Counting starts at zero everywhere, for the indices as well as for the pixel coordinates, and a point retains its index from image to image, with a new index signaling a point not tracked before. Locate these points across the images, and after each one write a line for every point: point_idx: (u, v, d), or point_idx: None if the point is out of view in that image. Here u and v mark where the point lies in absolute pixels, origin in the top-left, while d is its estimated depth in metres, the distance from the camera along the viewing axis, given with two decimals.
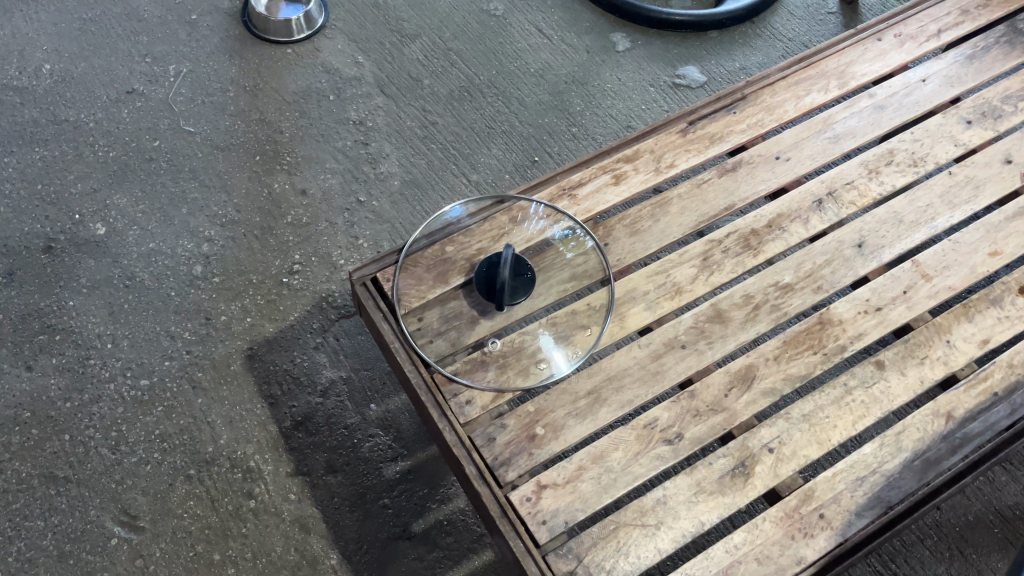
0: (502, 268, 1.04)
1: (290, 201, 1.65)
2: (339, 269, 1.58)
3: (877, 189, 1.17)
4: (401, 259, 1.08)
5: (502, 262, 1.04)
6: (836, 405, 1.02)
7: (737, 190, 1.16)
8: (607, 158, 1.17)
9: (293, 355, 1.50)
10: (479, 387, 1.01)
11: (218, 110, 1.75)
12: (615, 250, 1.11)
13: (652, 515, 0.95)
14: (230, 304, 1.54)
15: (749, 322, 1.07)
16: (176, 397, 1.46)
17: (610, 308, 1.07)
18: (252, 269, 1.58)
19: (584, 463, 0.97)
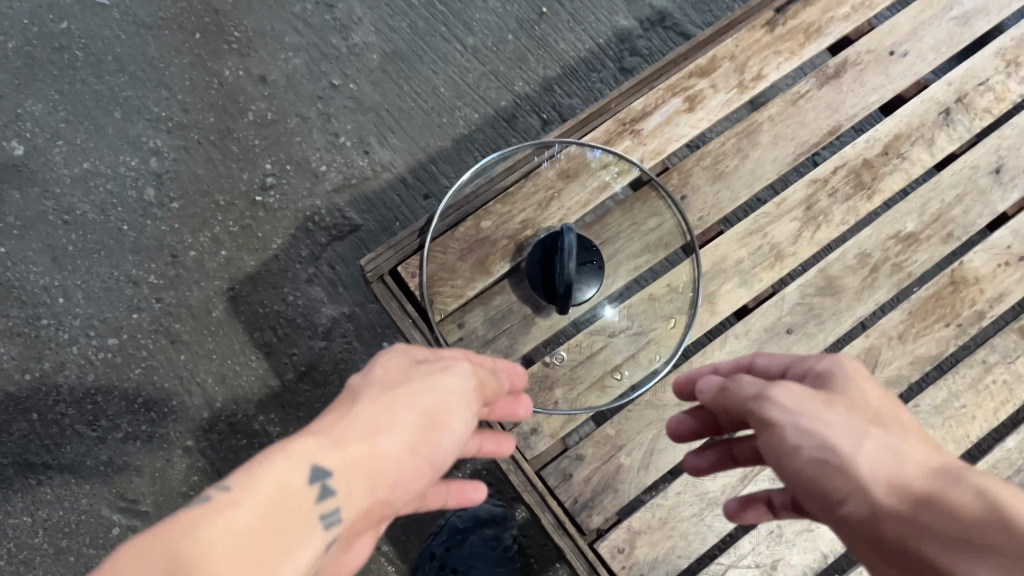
0: (566, 263, 0.77)
1: (248, 92, 1.33)
2: (323, 178, 1.31)
3: (1016, 90, 0.92)
4: (427, 249, 0.81)
5: (568, 253, 0.77)
6: (974, 391, 0.85)
7: (843, 105, 0.90)
8: (675, 73, 0.89)
9: (284, 293, 1.27)
10: (547, 411, 0.81)
11: None
12: (695, 205, 0.87)
13: (764, 551, 0.81)
14: (198, 235, 1.28)
15: (867, 291, 0.86)
16: (156, 356, 1.24)
17: (696, 286, 0.84)
18: (216, 187, 1.30)
19: (682, 495, 0.81)
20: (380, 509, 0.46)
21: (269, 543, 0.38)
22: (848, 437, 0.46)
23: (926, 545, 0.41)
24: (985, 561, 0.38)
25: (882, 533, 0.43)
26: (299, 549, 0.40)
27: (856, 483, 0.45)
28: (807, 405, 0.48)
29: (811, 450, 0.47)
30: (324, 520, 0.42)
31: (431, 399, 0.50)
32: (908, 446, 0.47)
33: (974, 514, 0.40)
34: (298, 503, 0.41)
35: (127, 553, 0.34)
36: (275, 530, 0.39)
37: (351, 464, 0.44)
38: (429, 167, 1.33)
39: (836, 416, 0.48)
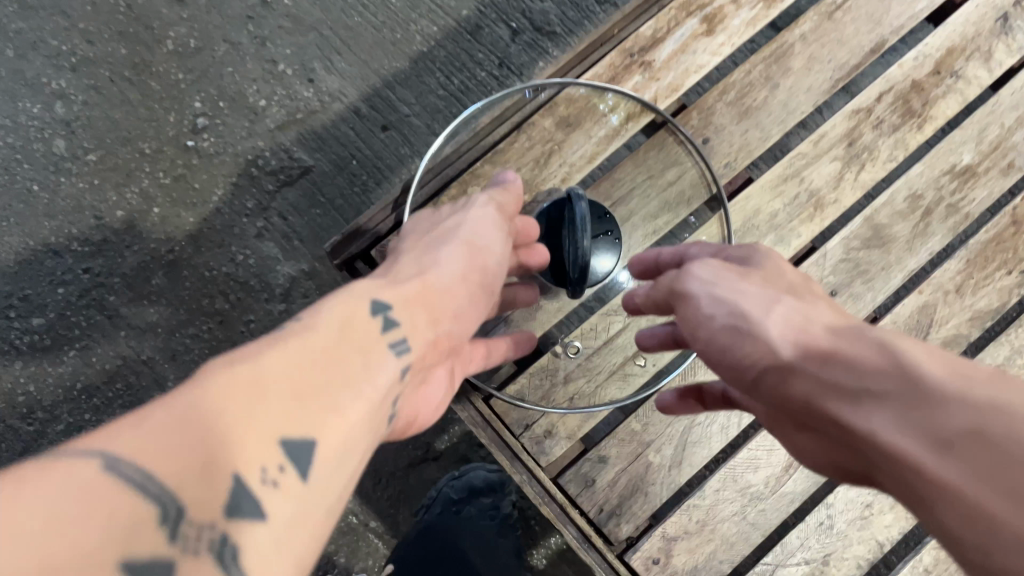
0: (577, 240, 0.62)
1: (163, 15, 1.00)
2: (263, 115, 0.98)
3: None
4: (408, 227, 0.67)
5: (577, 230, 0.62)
6: None
7: (887, 15, 0.75)
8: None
9: (231, 252, 0.97)
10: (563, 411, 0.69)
11: None
12: (720, 149, 0.73)
13: (815, 546, 0.71)
14: (123, 191, 0.98)
15: (919, 240, 0.74)
16: (91, 334, 0.97)
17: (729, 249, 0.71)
18: (139, 133, 0.99)
19: (721, 493, 0.71)
20: (441, 346, 0.49)
21: (342, 363, 0.39)
22: (758, 301, 0.45)
23: (830, 401, 0.39)
24: (883, 407, 0.36)
25: (791, 391, 0.42)
26: (372, 366, 0.41)
27: (764, 347, 0.43)
28: (722, 278, 0.48)
29: (724, 318, 0.46)
30: (394, 348, 0.43)
31: (458, 254, 0.54)
32: (818, 311, 0.45)
33: (871, 364, 0.38)
34: (364, 329, 0.42)
35: (223, 358, 0.36)
36: (350, 345, 0.41)
37: (403, 302, 0.47)
38: (384, 93, 0.98)
39: (751, 283, 0.47)
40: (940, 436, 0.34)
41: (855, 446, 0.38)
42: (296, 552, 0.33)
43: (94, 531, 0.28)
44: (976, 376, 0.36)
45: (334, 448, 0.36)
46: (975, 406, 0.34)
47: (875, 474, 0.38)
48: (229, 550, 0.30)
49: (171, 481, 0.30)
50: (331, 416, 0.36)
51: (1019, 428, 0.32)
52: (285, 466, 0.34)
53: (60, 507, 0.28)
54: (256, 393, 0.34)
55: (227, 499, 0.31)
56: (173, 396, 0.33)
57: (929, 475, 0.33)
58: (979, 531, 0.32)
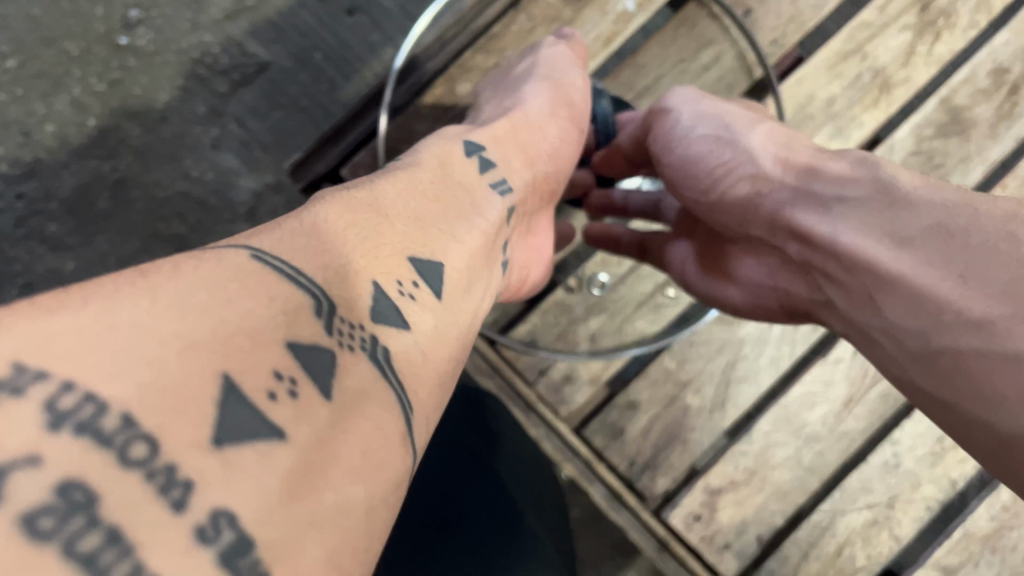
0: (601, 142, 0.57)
1: None
2: (208, 2, 0.78)
3: None
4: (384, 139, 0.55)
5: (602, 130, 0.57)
6: None
7: None
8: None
9: (184, 166, 0.78)
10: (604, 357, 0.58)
11: None
12: (766, 21, 0.60)
13: (878, 488, 0.61)
14: (52, 100, 0.77)
15: (1005, 123, 0.61)
16: (26, 271, 0.76)
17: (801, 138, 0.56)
18: (62, 31, 0.77)
19: (772, 436, 0.60)
20: (539, 186, 0.44)
21: (449, 196, 0.36)
22: (744, 123, 0.46)
23: (800, 214, 0.39)
24: (855, 212, 0.36)
25: (755, 206, 0.42)
26: (477, 199, 0.37)
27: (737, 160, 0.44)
28: (704, 99, 0.49)
29: (705, 132, 0.47)
30: (495, 184, 0.39)
31: (539, 93, 0.48)
32: (797, 135, 0.46)
33: (848, 176, 0.38)
34: (465, 165, 0.39)
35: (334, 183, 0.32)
36: (449, 179, 0.37)
37: (498, 141, 0.43)
38: None
39: (739, 111, 0.48)
40: (904, 236, 0.33)
41: (812, 253, 0.38)
42: (443, 365, 0.28)
43: (255, 310, 0.21)
44: (949, 185, 0.34)
45: (459, 271, 0.32)
46: (942, 205, 0.33)
47: (824, 283, 0.38)
48: (383, 353, 0.25)
49: (319, 275, 0.24)
50: (449, 245, 0.32)
51: (985, 217, 0.31)
52: (418, 281, 0.29)
53: (214, 288, 0.21)
54: (379, 210, 0.30)
55: (372, 302, 0.26)
56: (300, 210, 0.28)
57: (890, 272, 0.33)
58: (927, 322, 0.31)
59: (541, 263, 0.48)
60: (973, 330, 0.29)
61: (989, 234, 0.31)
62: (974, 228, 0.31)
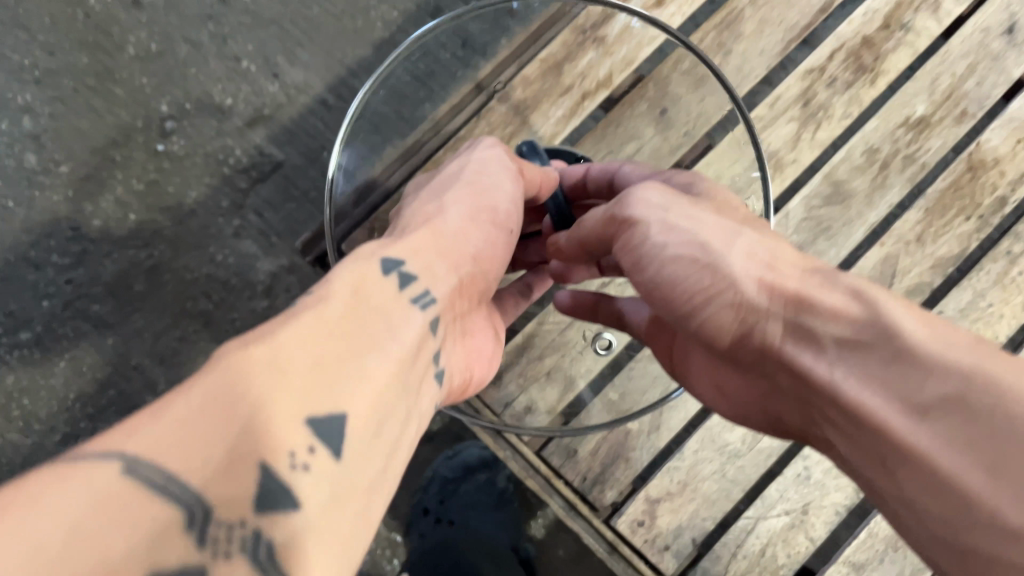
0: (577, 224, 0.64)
1: (123, 21, 0.95)
2: (232, 115, 0.95)
3: None
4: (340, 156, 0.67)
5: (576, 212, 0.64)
6: (1000, 286, 0.76)
7: None
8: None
9: (210, 252, 0.93)
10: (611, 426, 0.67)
11: None
12: (677, 119, 0.74)
13: (794, 497, 0.73)
14: (98, 200, 0.92)
15: (878, 192, 0.76)
16: (76, 344, 0.91)
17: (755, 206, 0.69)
18: (108, 142, 0.93)
19: (700, 453, 0.73)
20: (464, 287, 0.45)
21: (372, 318, 0.34)
22: (722, 241, 0.42)
23: (802, 355, 0.38)
24: (862, 368, 0.35)
25: (749, 335, 0.41)
26: (398, 325, 0.36)
27: (721, 282, 0.41)
28: (673, 203, 0.45)
29: (676, 247, 0.43)
30: (416, 300, 0.38)
31: (460, 204, 0.49)
32: (776, 241, 0.44)
33: (845, 313, 0.37)
34: (388, 283, 0.37)
35: (227, 342, 0.29)
36: (361, 305, 0.35)
37: (423, 256, 0.42)
38: (350, 82, 0.95)
39: (711, 220, 0.44)
40: (919, 403, 0.32)
41: (817, 398, 0.38)
42: (347, 531, 0.27)
43: (116, 542, 0.22)
44: (963, 341, 0.33)
45: (366, 419, 0.30)
46: (959, 372, 0.32)
47: (826, 422, 0.38)
48: (267, 547, 0.24)
49: (195, 480, 0.24)
50: (355, 389, 0.30)
51: (1009, 397, 0.30)
52: (316, 446, 0.27)
53: (72, 518, 0.22)
54: (274, 369, 0.28)
55: (259, 488, 0.25)
56: (201, 368, 0.27)
57: (905, 444, 0.32)
58: (947, 508, 0.31)
59: (484, 362, 0.49)
60: (1009, 536, 0.29)
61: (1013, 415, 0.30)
62: (999, 407, 0.30)
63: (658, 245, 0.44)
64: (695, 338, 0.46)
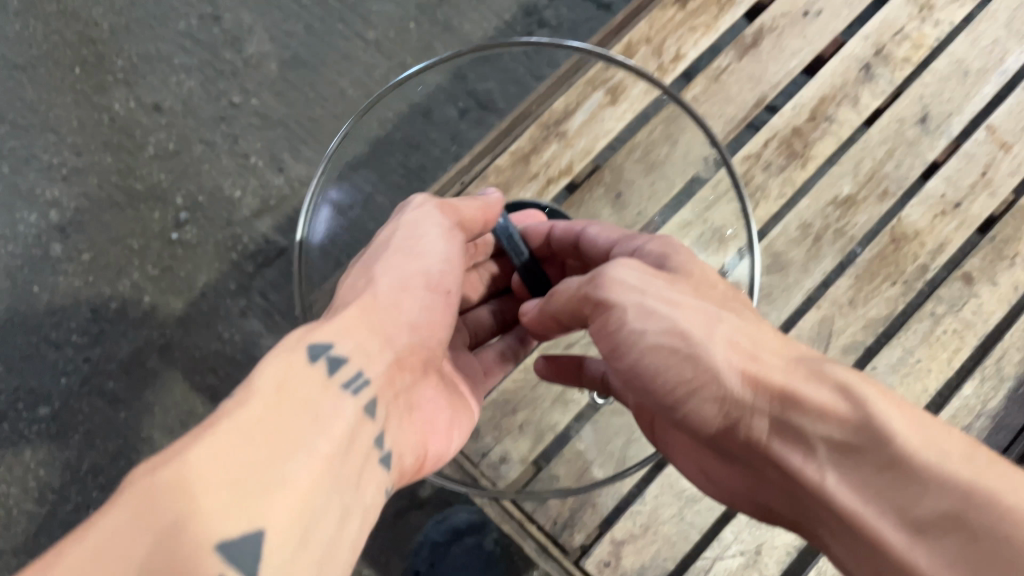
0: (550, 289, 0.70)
1: (144, 125, 1.07)
2: (240, 206, 1.05)
3: (933, 34, 0.90)
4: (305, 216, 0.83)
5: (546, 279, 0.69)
6: (927, 343, 0.86)
7: (766, 74, 0.87)
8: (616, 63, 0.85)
9: (218, 330, 1.02)
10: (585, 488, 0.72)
11: None
12: (632, 200, 0.85)
13: (748, 538, 0.80)
14: (117, 284, 1.03)
15: (812, 262, 0.85)
16: (92, 418, 1.00)
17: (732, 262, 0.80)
18: (127, 232, 1.04)
19: (660, 497, 0.80)
20: (402, 373, 0.50)
21: (301, 408, 0.41)
22: (702, 329, 0.48)
23: (789, 454, 0.44)
24: (857, 471, 0.41)
25: (737, 427, 0.47)
26: (328, 410, 0.42)
27: (710, 373, 0.47)
28: (649, 284, 0.51)
29: (661, 338, 0.49)
30: (344, 387, 0.45)
31: (391, 280, 0.55)
32: (760, 333, 0.49)
33: (833, 413, 0.43)
34: (313, 376, 0.44)
35: (150, 462, 0.35)
36: (285, 411, 0.40)
37: (351, 336, 0.48)
38: None
39: (692, 309, 0.50)
40: (914, 519, 0.38)
41: (811, 494, 0.43)
42: None
43: None
44: (948, 453, 0.39)
45: (286, 524, 0.35)
46: (947, 488, 0.37)
47: (824, 525, 0.43)
48: None
49: None
50: (269, 499, 0.36)
51: (992, 515, 0.35)
52: (228, 566, 0.33)
53: None
54: (192, 494, 0.34)
55: None
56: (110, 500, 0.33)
57: (900, 556, 0.37)
58: None
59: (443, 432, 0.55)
60: None
61: (1001, 530, 0.35)
62: (987, 525, 0.35)
63: (639, 334, 0.50)
64: (689, 425, 0.52)
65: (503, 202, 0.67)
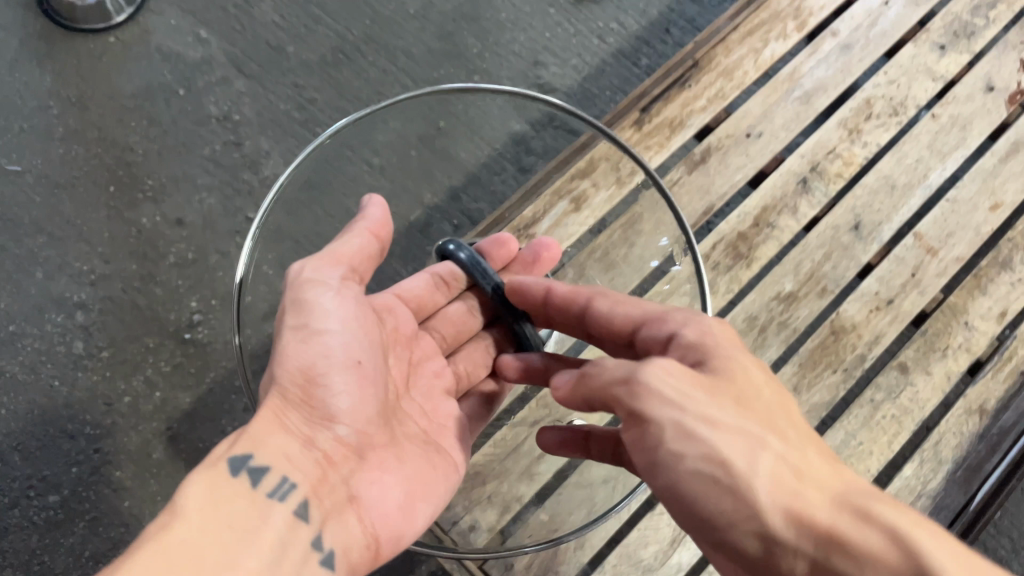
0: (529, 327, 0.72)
1: (167, 237, 1.17)
2: None
3: (861, 153, 1.03)
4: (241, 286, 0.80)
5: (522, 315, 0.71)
6: (868, 427, 0.93)
7: (712, 186, 0.99)
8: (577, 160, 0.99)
9: (223, 425, 1.11)
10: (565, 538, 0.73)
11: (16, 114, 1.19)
12: None
13: None
14: (130, 378, 1.11)
15: (758, 351, 0.94)
16: (97, 506, 1.07)
17: None
18: (145, 331, 1.13)
19: (618, 567, 0.86)
20: (328, 472, 0.57)
21: (228, 524, 0.49)
22: (744, 460, 0.47)
23: None
24: None
25: (773, 565, 0.46)
26: (256, 524, 0.51)
27: (747, 508, 0.46)
28: (687, 396, 0.49)
29: (696, 462, 0.48)
30: (269, 497, 0.53)
31: (289, 367, 0.58)
32: (803, 460, 0.48)
33: (888, 566, 0.41)
34: (235, 490, 0.52)
35: None
36: (208, 532, 0.48)
37: (270, 443, 0.55)
38: None
39: (730, 432, 0.48)
40: None
41: None
42: None
43: None
44: None
45: None
46: None
47: None
48: None
49: None
50: None
51: None
52: None
53: None
54: None
55: None
56: None
57: None
58: None
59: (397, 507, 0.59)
60: None
61: None
62: None
63: (677, 454, 0.49)
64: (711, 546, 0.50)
65: (386, 217, 0.66)
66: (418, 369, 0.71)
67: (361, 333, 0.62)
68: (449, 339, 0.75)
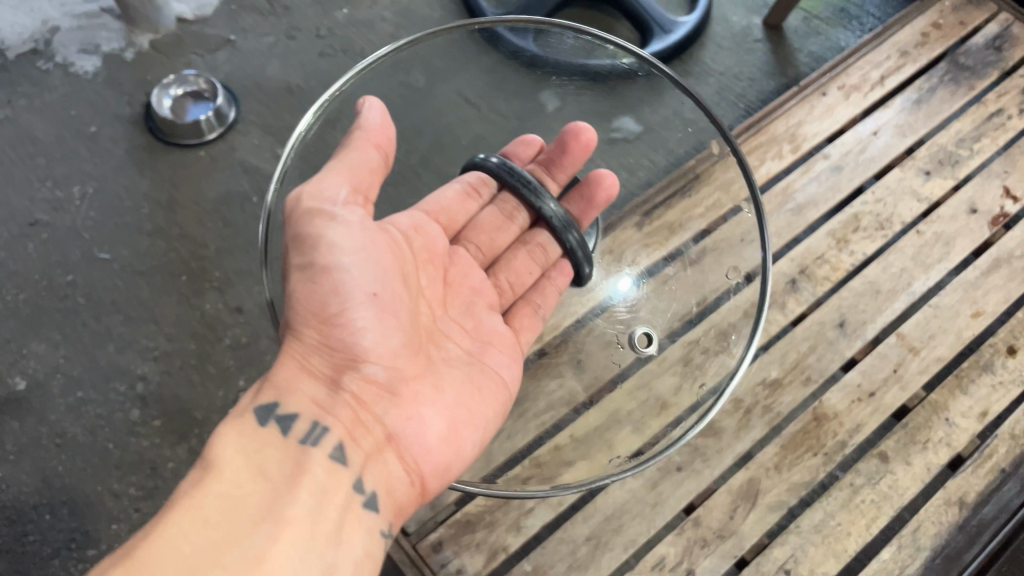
0: (544, 199, 0.83)
1: (225, 321, 1.25)
2: None
3: (848, 260, 1.12)
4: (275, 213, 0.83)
5: (538, 193, 0.83)
6: (846, 509, 0.97)
7: (706, 281, 1.05)
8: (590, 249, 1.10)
9: None
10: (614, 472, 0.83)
11: (113, 209, 1.32)
12: (590, 367, 1.01)
13: None
14: (176, 447, 1.17)
15: (743, 430, 1.00)
16: None
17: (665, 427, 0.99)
18: (195, 403, 1.20)
19: None
20: (357, 411, 0.66)
21: (263, 477, 0.58)
22: None
23: None
24: None
25: None
26: (294, 474, 0.60)
27: None
28: None
29: None
30: (298, 443, 0.62)
31: (298, 311, 0.66)
32: None
33: None
34: (264, 437, 0.61)
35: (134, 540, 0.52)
36: (241, 489, 0.57)
37: (296, 391, 0.64)
38: None
39: None
40: None
41: None
42: None
43: None
44: None
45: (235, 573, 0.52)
46: None
47: None
48: None
49: None
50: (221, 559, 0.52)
51: None
52: None
53: None
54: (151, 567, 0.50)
55: None
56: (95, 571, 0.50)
57: None
58: None
59: (433, 426, 0.69)
60: None
61: None
62: None
63: None
64: None
65: (376, 126, 0.70)
66: (454, 289, 0.81)
67: (372, 265, 0.68)
68: (484, 248, 0.86)
